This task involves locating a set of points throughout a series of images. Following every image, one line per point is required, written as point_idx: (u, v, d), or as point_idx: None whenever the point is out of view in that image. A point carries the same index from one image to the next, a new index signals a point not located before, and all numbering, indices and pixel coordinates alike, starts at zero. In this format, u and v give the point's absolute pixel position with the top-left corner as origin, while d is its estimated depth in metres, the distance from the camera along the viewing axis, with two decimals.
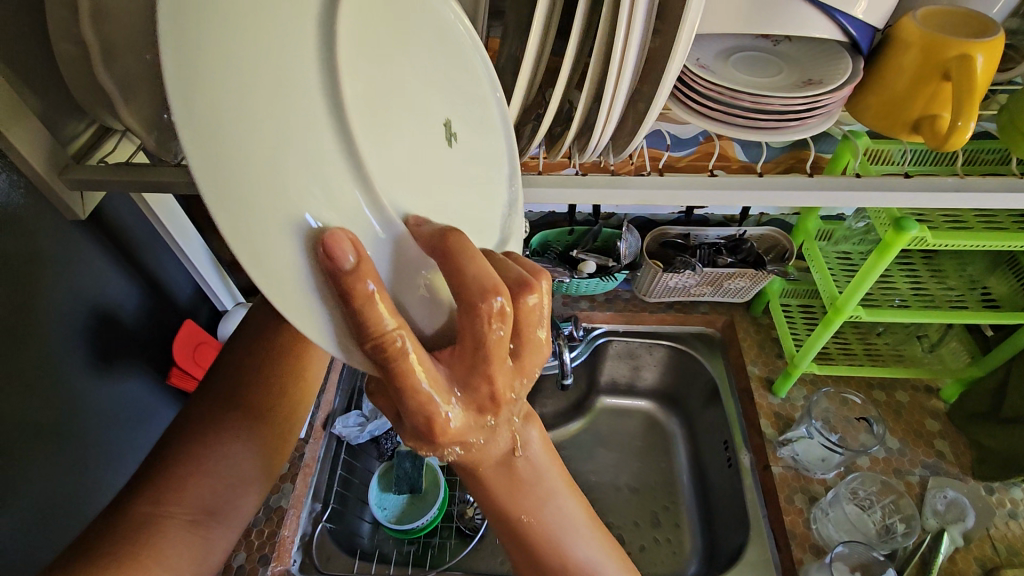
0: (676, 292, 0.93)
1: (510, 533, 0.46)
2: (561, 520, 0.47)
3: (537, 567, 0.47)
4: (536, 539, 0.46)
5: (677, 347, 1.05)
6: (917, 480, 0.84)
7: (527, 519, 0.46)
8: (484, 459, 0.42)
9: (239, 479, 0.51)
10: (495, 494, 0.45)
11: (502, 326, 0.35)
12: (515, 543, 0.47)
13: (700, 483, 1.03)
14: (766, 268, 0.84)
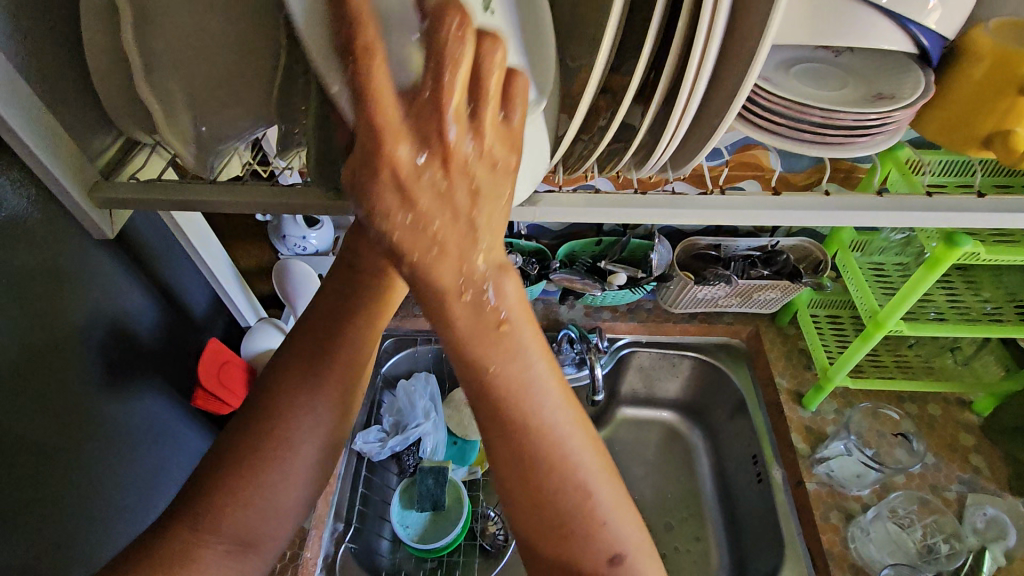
0: (704, 304, 0.91)
1: (471, 389, 0.37)
2: (531, 379, 0.37)
3: (494, 429, 0.37)
4: (500, 397, 0.37)
5: (702, 358, 1.03)
6: (954, 497, 0.82)
7: (490, 371, 0.36)
8: (439, 262, 0.34)
9: (277, 511, 0.48)
10: (451, 333, 0.36)
11: (462, 50, 0.32)
12: (473, 401, 0.38)
13: (724, 496, 1.01)
14: (801, 282, 0.82)
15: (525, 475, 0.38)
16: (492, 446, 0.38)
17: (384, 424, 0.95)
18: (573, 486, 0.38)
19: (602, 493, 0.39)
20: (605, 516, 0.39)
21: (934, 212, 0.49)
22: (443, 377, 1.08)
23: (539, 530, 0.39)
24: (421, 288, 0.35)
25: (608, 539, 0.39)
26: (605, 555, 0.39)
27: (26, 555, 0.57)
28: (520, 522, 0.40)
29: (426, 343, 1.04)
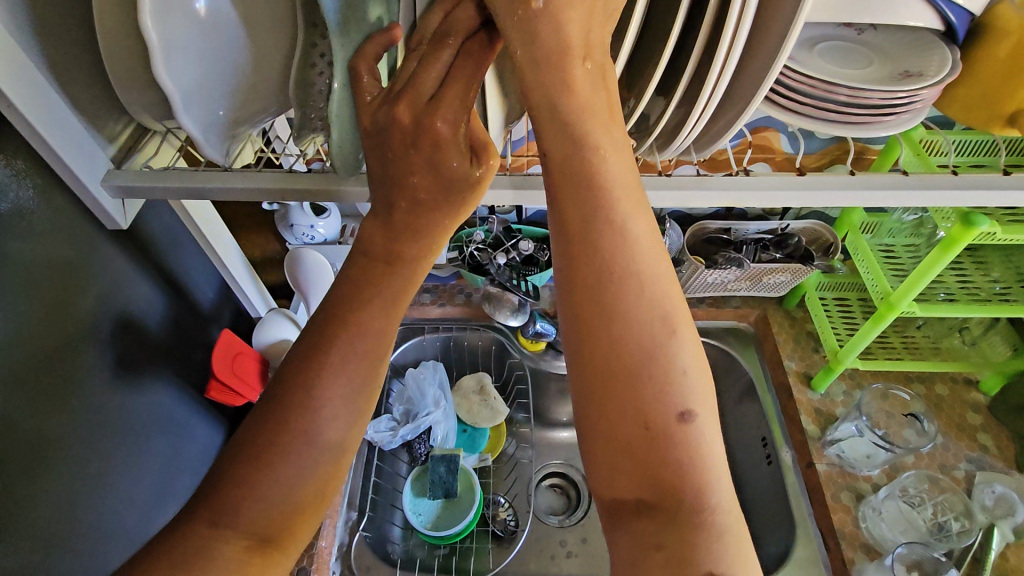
0: (713, 288, 0.91)
1: (568, 167, 0.35)
2: (630, 184, 0.35)
3: (587, 214, 0.34)
4: (599, 181, 0.34)
5: (707, 341, 1.02)
6: (962, 475, 0.83)
7: (602, 151, 0.35)
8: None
9: (293, 506, 0.46)
10: (570, 97, 0.35)
11: None
12: (563, 188, 0.35)
13: (733, 478, 1.02)
14: (812, 265, 0.82)
15: (601, 286, 0.33)
16: (575, 245, 0.34)
17: (394, 413, 0.96)
18: (654, 307, 0.33)
19: (684, 337, 0.34)
20: (684, 363, 0.33)
21: (961, 191, 0.49)
22: (452, 365, 1.08)
23: (603, 358, 0.33)
24: (548, 35, 0.36)
25: (679, 389, 0.33)
26: (676, 410, 0.33)
27: (41, 550, 0.56)
28: (585, 349, 0.34)
29: (434, 332, 1.03)
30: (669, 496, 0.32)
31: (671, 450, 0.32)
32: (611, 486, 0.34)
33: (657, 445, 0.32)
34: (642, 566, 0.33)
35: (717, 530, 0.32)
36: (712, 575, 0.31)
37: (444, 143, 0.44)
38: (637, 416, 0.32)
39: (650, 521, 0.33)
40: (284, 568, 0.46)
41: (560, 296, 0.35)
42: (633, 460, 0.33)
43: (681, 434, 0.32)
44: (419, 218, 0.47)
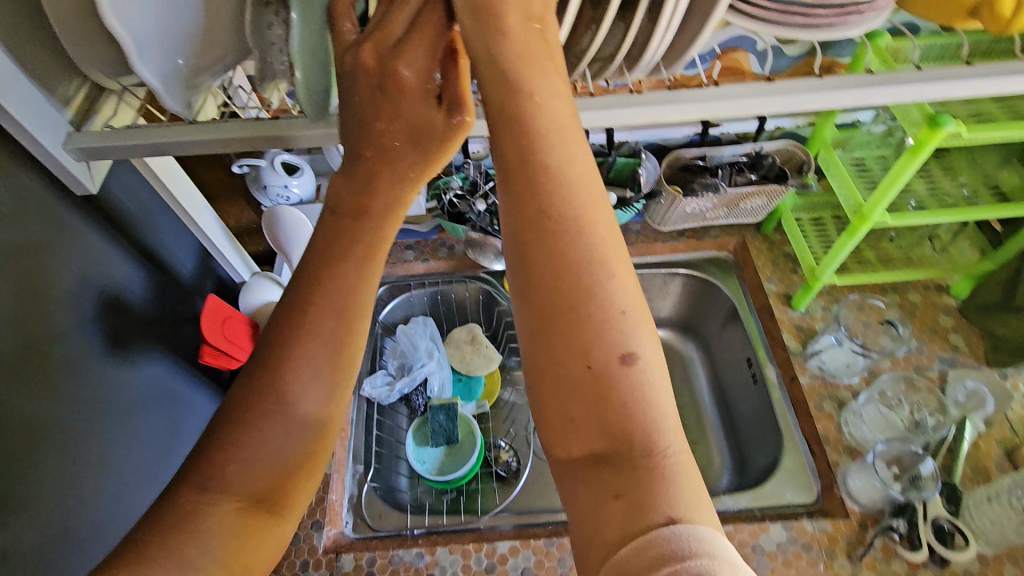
0: (692, 218, 0.92)
1: (507, 117, 0.36)
2: (566, 131, 0.36)
3: (524, 159, 0.35)
4: (536, 128, 0.36)
5: (688, 270, 1.06)
6: (936, 374, 0.87)
7: (536, 99, 0.36)
8: None
9: (281, 473, 0.44)
10: (504, 42, 0.38)
11: None
12: (502, 139, 0.36)
13: (723, 402, 1.06)
14: (788, 184, 0.84)
15: (543, 231, 0.34)
16: (517, 191, 0.35)
17: (389, 368, 0.97)
18: (589, 250, 0.34)
19: (622, 280, 0.34)
20: (622, 305, 0.34)
21: (926, 84, 0.49)
22: (441, 319, 1.09)
23: (546, 300, 0.34)
24: None
25: (619, 331, 0.33)
26: (617, 350, 0.33)
27: (49, 525, 0.57)
28: (529, 296, 0.35)
29: (420, 287, 1.04)
30: (618, 436, 0.32)
31: (617, 391, 0.33)
32: (563, 435, 0.34)
33: (602, 385, 0.33)
34: (603, 506, 0.32)
35: (672, 470, 0.32)
36: (672, 520, 0.30)
37: (409, 90, 0.43)
38: (579, 357, 0.33)
39: (603, 465, 0.33)
40: (285, 534, 0.45)
41: (507, 243, 0.36)
42: (581, 401, 0.33)
43: (624, 373, 0.33)
44: (386, 166, 0.45)
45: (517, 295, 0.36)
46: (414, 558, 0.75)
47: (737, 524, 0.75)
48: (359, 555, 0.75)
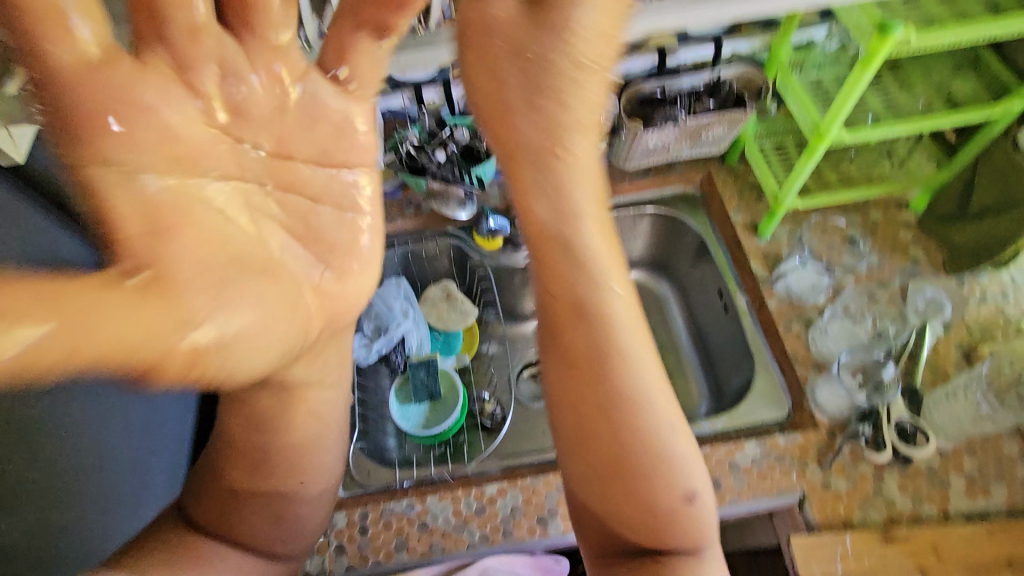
0: (655, 154, 0.93)
1: (574, 313, 0.51)
2: (623, 315, 0.52)
3: (596, 355, 0.51)
4: (597, 321, 0.51)
5: (658, 209, 1.06)
6: (898, 286, 0.89)
7: (601, 296, 0.52)
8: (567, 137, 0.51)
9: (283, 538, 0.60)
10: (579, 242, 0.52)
11: None
12: (567, 324, 0.52)
13: (699, 337, 1.08)
14: (749, 107, 0.85)
15: (608, 426, 0.50)
16: (583, 369, 0.51)
17: (365, 329, 0.99)
18: (646, 408, 0.51)
19: (678, 428, 0.52)
20: (678, 446, 0.51)
21: None
22: (415, 278, 1.09)
23: (614, 447, 0.50)
24: (556, 169, 0.51)
25: (686, 482, 0.51)
26: (682, 496, 0.50)
27: None
28: (594, 451, 0.50)
29: (390, 247, 1.02)
30: (660, 549, 0.50)
31: (677, 525, 0.50)
32: (616, 521, 0.51)
33: (667, 523, 0.50)
34: None
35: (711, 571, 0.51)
36: None
37: None
38: (653, 510, 0.50)
39: (647, 556, 0.50)
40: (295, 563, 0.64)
41: (565, 402, 0.52)
42: (636, 507, 0.50)
43: (684, 510, 0.50)
44: None
45: (576, 438, 0.51)
46: (406, 508, 0.76)
47: (713, 445, 0.78)
48: (350, 511, 0.76)
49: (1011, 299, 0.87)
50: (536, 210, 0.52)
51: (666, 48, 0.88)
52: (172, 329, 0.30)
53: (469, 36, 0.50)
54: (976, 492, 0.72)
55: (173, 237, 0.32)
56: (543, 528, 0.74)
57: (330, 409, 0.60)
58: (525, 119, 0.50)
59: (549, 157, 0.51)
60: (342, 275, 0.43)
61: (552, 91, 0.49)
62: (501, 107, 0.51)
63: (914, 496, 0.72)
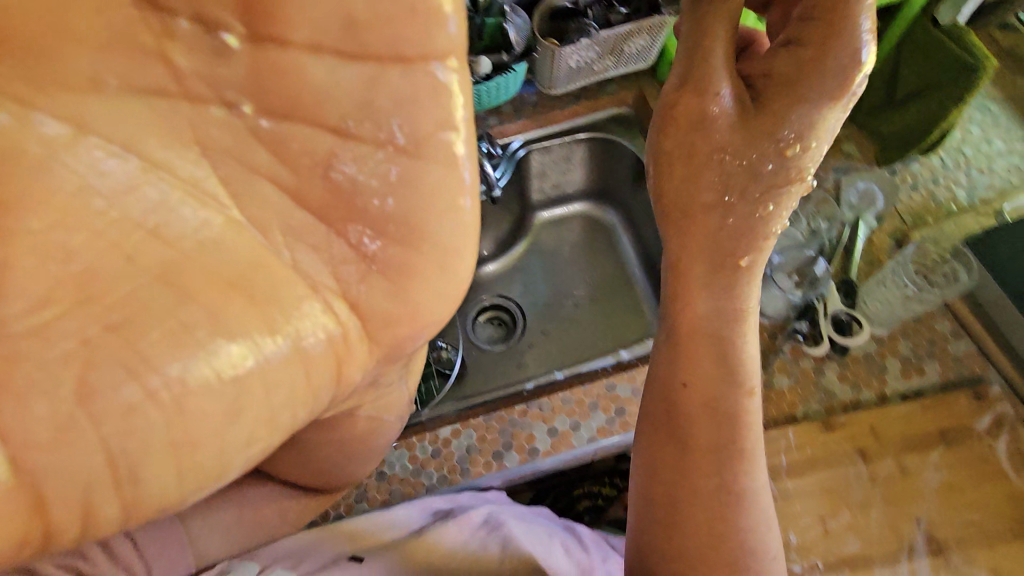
0: (582, 73, 0.90)
1: (711, 409, 0.58)
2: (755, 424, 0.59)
3: (720, 447, 0.58)
4: (733, 421, 0.58)
5: (593, 135, 1.03)
6: (831, 183, 0.88)
7: (738, 405, 0.58)
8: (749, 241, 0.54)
9: (327, 480, 0.67)
10: (724, 349, 0.57)
11: None
12: (699, 417, 0.58)
13: (648, 261, 1.10)
14: (663, 12, 0.80)
15: (716, 508, 0.57)
16: (708, 456, 0.58)
17: None
18: (752, 504, 0.58)
19: (772, 527, 0.59)
20: (770, 540, 0.59)
21: None
22: None
23: (715, 529, 0.57)
24: (722, 275, 0.56)
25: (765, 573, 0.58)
26: None
27: None
28: (699, 529, 0.57)
29: None
30: None
31: None
32: None
33: None
34: None
35: None
36: None
37: None
38: None
39: None
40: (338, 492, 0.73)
41: (679, 475, 0.58)
42: None
43: None
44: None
45: (680, 514, 0.58)
46: None
47: None
48: None
49: (941, 184, 0.88)
50: (698, 306, 0.57)
51: None
52: (96, 466, 0.29)
53: (675, 154, 0.54)
54: (911, 373, 0.74)
55: (108, 372, 0.30)
56: (499, 462, 0.75)
57: (387, 412, 0.58)
58: (710, 220, 0.54)
59: (729, 267, 0.55)
60: (405, 270, 0.39)
61: (750, 197, 0.53)
62: (693, 207, 0.55)
63: (853, 384, 0.74)
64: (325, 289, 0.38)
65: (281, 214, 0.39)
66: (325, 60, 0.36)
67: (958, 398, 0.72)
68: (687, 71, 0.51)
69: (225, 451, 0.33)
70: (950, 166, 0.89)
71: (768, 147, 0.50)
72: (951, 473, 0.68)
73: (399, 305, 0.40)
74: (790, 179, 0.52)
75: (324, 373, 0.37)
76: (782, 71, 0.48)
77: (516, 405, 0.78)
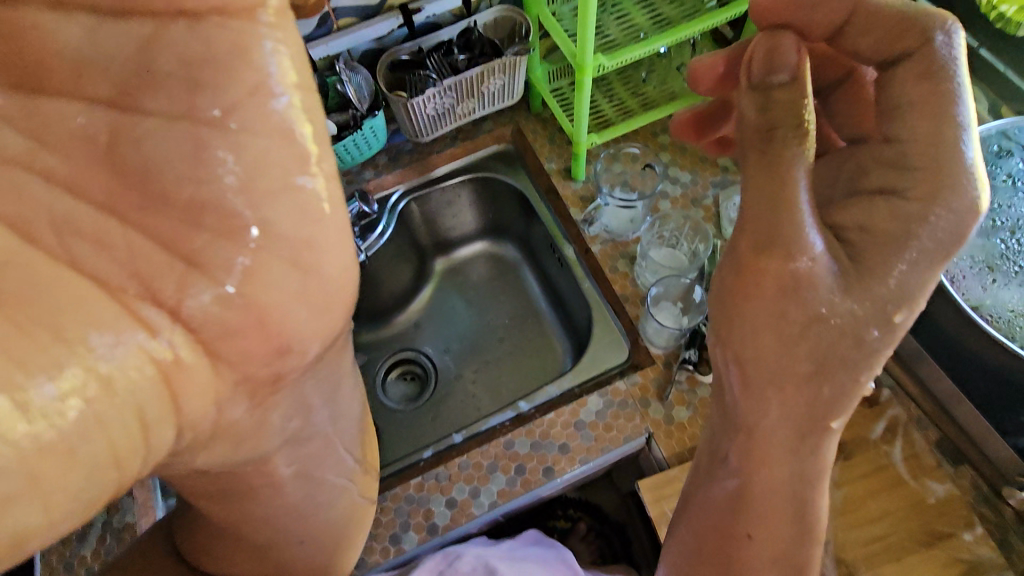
0: (446, 118, 0.86)
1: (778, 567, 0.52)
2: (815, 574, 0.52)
3: None
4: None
5: (474, 175, 1.00)
6: (710, 202, 0.89)
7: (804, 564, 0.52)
8: (830, 408, 0.46)
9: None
10: (801, 512, 0.50)
11: None
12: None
13: (553, 294, 1.05)
14: (506, 52, 0.79)
15: None
16: None
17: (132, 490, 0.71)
18: None
19: None
20: None
21: None
22: None
23: None
24: (796, 438, 0.48)
25: None
26: None
27: None
28: None
29: None
30: None
31: None
32: None
33: None
34: None
35: None
36: None
37: None
38: None
39: None
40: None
41: None
42: None
43: None
44: None
45: None
46: None
47: (557, 410, 0.76)
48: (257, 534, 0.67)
49: None
50: (777, 469, 0.49)
51: (408, 7, 0.80)
52: None
53: (737, 292, 0.45)
54: None
55: None
56: (397, 546, 0.70)
57: (325, 511, 0.46)
58: (802, 392, 0.45)
59: (818, 432, 0.47)
60: (250, 275, 0.30)
61: (848, 369, 0.44)
62: (784, 378, 0.45)
63: None
64: (138, 307, 0.28)
65: (46, 205, 0.27)
66: (92, 33, 0.29)
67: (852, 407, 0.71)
68: (768, 226, 0.41)
69: (50, 496, 0.25)
70: None
71: (882, 310, 0.42)
72: (851, 487, 0.67)
73: (237, 311, 0.30)
74: (887, 347, 0.43)
75: (153, 402, 0.28)
76: (881, 226, 0.41)
77: (411, 479, 0.73)
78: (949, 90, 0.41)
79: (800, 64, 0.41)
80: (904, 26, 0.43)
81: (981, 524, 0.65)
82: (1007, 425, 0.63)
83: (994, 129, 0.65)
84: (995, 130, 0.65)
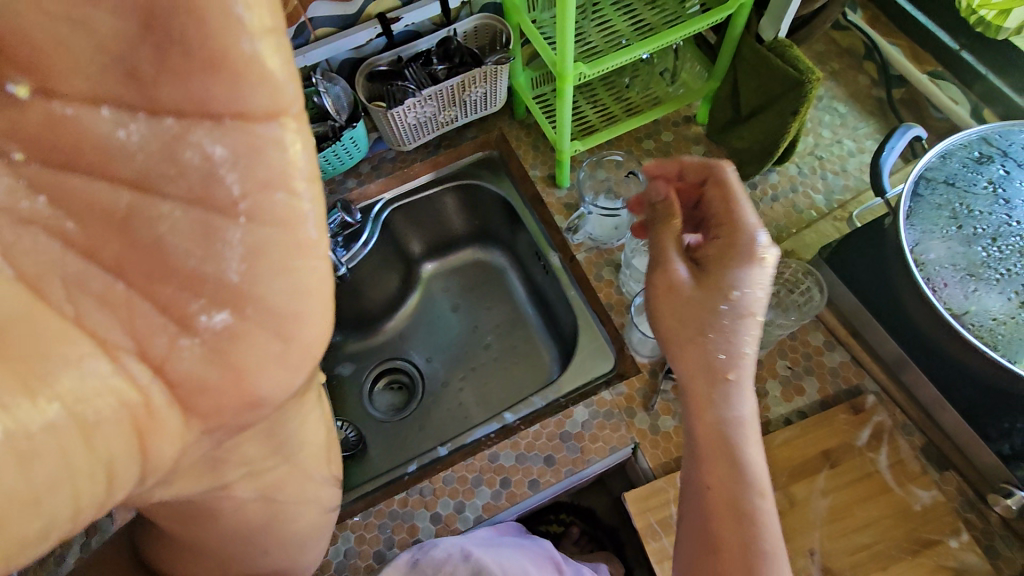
0: (428, 127, 0.85)
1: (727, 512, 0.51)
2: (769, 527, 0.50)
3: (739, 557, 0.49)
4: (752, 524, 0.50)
5: (458, 183, 1.00)
6: None
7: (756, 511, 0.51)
8: (715, 358, 0.53)
9: None
10: (730, 449, 0.52)
11: None
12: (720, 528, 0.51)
13: (540, 301, 1.04)
14: (487, 62, 0.78)
15: None
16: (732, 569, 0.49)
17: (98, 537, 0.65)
18: None
19: None
20: None
21: None
22: None
23: None
24: (706, 387, 0.53)
25: None
26: None
27: None
28: None
29: None
30: None
31: None
32: None
33: None
34: None
35: None
36: None
37: None
38: None
39: None
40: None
41: None
42: None
43: None
44: None
45: None
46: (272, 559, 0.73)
47: (542, 422, 0.75)
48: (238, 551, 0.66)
49: (800, 192, 0.87)
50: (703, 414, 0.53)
51: (386, 16, 0.77)
52: None
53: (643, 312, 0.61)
54: (792, 394, 0.73)
55: None
56: (380, 563, 0.69)
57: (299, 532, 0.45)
58: (692, 353, 0.54)
59: (717, 381, 0.53)
60: (233, 339, 0.28)
61: (710, 329, 0.54)
62: (678, 346, 0.56)
63: None
64: (112, 365, 0.27)
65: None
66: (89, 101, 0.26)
67: (837, 414, 0.70)
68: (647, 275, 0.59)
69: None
70: (805, 172, 0.88)
71: (713, 295, 0.54)
72: (838, 496, 0.66)
73: (216, 369, 0.28)
74: (743, 320, 0.53)
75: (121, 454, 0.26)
76: (710, 253, 0.57)
77: (396, 494, 0.72)
78: (729, 185, 0.59)
79: (666, 193, 0.62)
80: (705, 166, 0.62)
81: (967, 531, 0.65)
82: (991, 432, 0.63)
83: (974, 135, 0.64)
84: (976, 136, 0.65)
